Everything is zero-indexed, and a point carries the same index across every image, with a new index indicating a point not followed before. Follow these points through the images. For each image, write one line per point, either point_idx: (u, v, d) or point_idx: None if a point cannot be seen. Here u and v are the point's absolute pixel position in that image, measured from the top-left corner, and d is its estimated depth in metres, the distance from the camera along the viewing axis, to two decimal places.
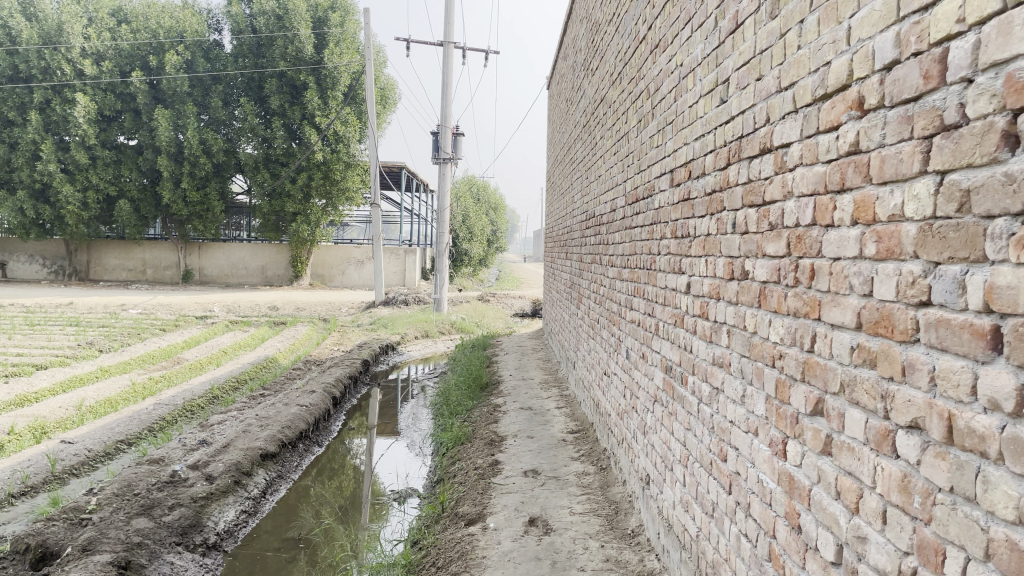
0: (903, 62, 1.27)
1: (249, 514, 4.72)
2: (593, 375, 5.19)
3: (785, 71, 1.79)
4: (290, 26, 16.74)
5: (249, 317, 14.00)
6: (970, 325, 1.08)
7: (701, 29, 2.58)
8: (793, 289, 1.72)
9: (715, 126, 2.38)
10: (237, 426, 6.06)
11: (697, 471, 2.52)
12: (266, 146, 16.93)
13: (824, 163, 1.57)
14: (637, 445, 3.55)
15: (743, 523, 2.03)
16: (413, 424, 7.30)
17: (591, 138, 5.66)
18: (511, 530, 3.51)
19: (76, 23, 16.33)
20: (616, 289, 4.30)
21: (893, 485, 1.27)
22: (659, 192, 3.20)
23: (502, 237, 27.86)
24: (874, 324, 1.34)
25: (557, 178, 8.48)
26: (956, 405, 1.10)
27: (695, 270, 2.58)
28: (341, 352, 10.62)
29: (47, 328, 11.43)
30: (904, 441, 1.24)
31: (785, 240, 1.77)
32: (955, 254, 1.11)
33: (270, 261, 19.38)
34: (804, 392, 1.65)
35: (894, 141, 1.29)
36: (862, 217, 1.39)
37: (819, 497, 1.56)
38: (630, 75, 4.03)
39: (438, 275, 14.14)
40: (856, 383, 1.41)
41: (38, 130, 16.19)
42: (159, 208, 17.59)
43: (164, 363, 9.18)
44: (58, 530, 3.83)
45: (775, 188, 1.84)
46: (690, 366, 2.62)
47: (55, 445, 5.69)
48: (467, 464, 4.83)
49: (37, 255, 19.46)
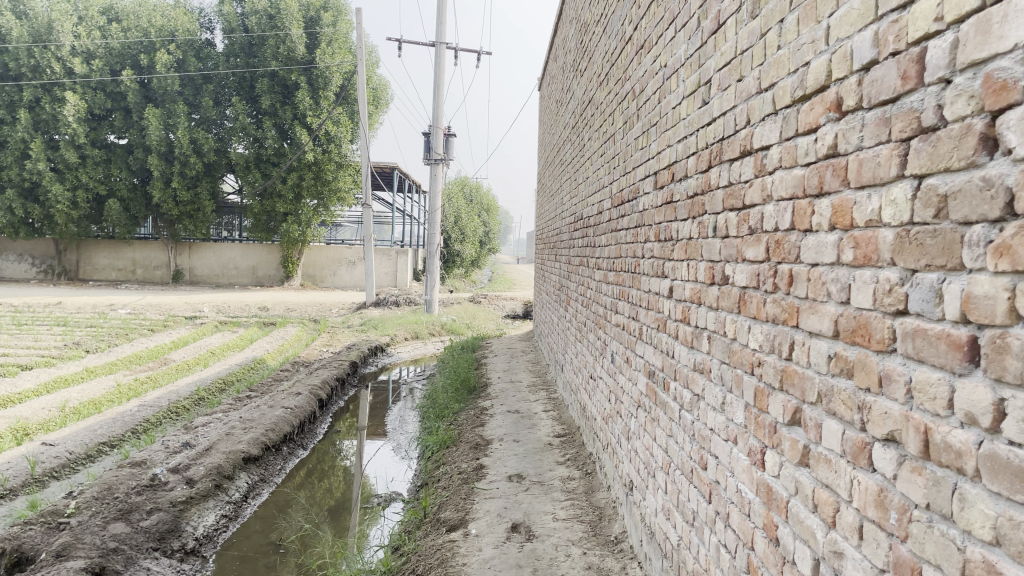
0: (882, 61, 1.23)
1: (230, 519, 4.67)
2: (580, 379, 5.13)
3: (766, 72, 1.75)
4: (282, 26, 16.64)
5: (238, 317, 13.94)
6: (947, 335, 1.03)
7: (684, 29, 2.54)
8: (771, 296, 1.68)
9: (697, 128, 2.34)
10: (220, 429, 5.98)
11: (678, 479, 2.48)
12: (258, 146, 16.84)
13: (802, 166, 1.53)
14: (622, 450, 3.50)
15: (722, 533, 1.98)
16: (400, 427, 7.24)
17: (580, 140, 5.60)
18: (493, 536, 3.46)
19: (66, 21, 16.20)
20: (602, 292, 4.26)
21: (869, 500, 1.23)
22: (644, 195, 3.15)
23: (495, 238, 27.84)
24: (851, 332, 1.30)
25: (547, 180, 8.45)
26: (933, 419, 1.06)
27: (677, 274, 2.54)
28: (330, 353, 10.57)
29: (35, 328, 11.35)
30: (880, 454, 1.20)
31: (764, 244, 1.73)
32: (931, 261, 1.07)
33: (261, 261, 19.32)
34: (782, 401, 1.61)
35: (872, 143, 1.25)
36: (840, 223, 1.35)
37: (797, 510, 1.51)
38: (617, 76, 3.98)
39: (429, 276, 14.09)
40: (833, 393, 1.36)
41: (28, 129, 16.08)
42: (149, 207, 17.50)
43: (151, 364, 9.12)
44: (35, 534, 3.76)
45: (754, 191, 1.80)
46: (673, 372, 2.58)
47: (36, 447, 5.62)
48: (451, 468, 4.77)
49: (27, 254, 19.35)
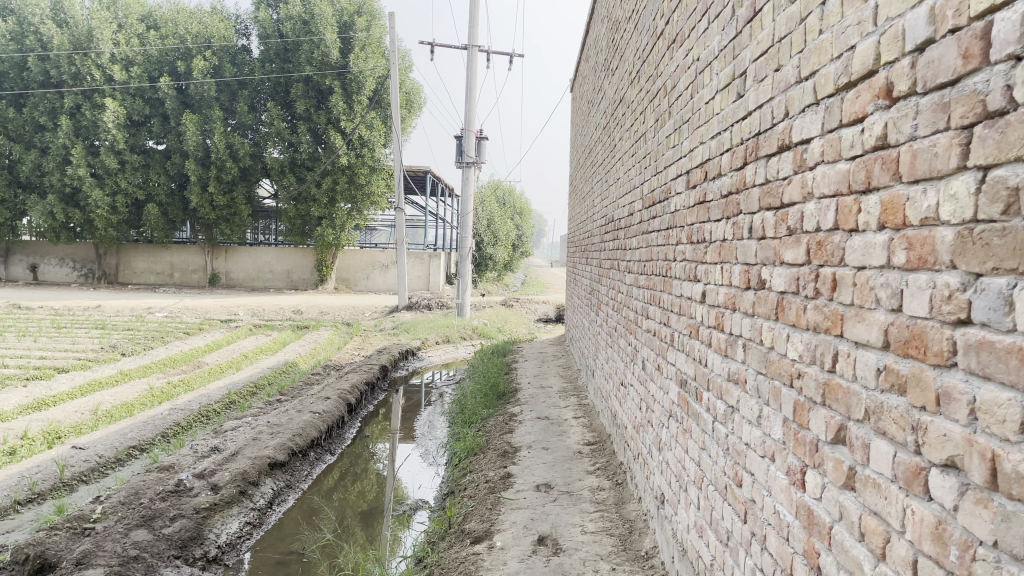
0: (939, 40, 1.09)
1: (254, 526, 4.60)
2: (611, 385, 4.99)
3: (806, 59, 1.62)
4: (316, 31, 16.75)
5: (272, 320, 13.99)
6: (1018, 349, 0.90)
7: (718, 20, 2.41)
8: (813, 301, 1.54)
9: (731, 123, 2.21)
10: (248, 433, 5.95)
11: (711, 495, 2.34)
12: (292, 151, 16.94)
13: (846, 160, 1.40)
14: (653, 461, 3.36)
15: (758, 556, 1.85)
16: (429, 432, 7.16)
17: (611, 140, 5.47)
18: (519, 549, 3.35)
19: (106, 29, 16.50)
20: (633, 296, 4.14)
21: (924, 532, 1.09)
22: (676, 196, 3.02)
23: (528, 242, 27.77)
24: (904, 344, 1.17)
25: (579, 182, 8.32)
26: (1001, 445, 0.92)
27: (710, 277, 2.41)
28: (362, 357, 10.52)
29: (73, 331, 11.46)
30: (938, 481, 1.07)
31: (805, 246, 1.59)
32: (1000, 264, 0.94)
33: (296, 265, 19.41)
34: (824, 418, 1.47)
35: (927, 133, 1.12)
36: (890, 221, 1.22)
37: (840, 538, 1.38)
38: (648, 73, 3.85)
39: (460, 280, 13.96)
40: (883, 411, 1.23)
41: (69, 135, 16.37)
42: (187, 212, 17.68)
43: (185, 367, 9.14)
44: (59, 540, 3.70)
45: (794, 188, 1.67)
46: (705, 381, 2.44)
47: (66, 451, 5.60)
48: (478, 476, 4.68)
49: (68, 258, 19.68)
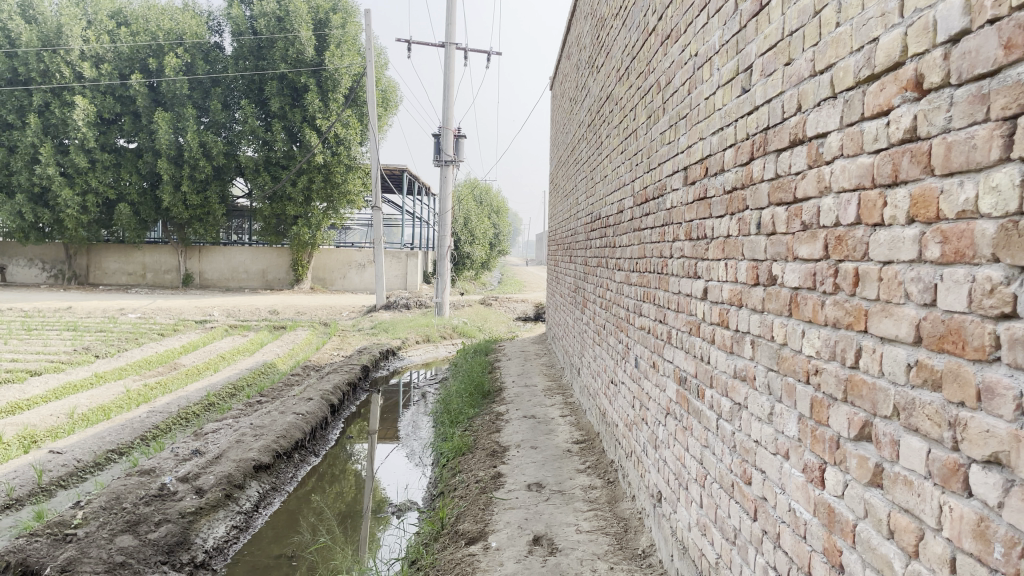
0: (977, 30, 1.08)
1: (241, 529, 4.53)
2: (599, 383, 4.98)
3: (820, 52, 1.60)
4: (290, 28, 16.55)
5: (248, 320, 13.83)
6: None
7: (718, 15, 2.40)
8: (831, 296, 1.53)
9: (735, 119, 2.20)
10: (230, 435, 5.86)
11: (715, 493, 2.32)
12: (267, 149, 16.75)
13: (869, 153, 1.38)
14: (648, 459, 3.34)
15: (770, 554, 1.84)
16: (413, 432, 7.11)
17: (597, 137, 5.44)
18: (514, 550, 3.32)
19: (75, 25, 16.20)
20: (623, 294, 4.13)
21: (964, 530, 1.08)
22: (672, 192, 3.00)
23: (505, 240, 27.76)
24: (938, 339, 1.15)
25: (561, 179, 8.27)
26: None
27: (712, 274, 2.39)
28: (341, 358, 10.42)
29: (45, 333, 11.25)
30: (980, 478, 1.05)
31: (821, 241, 1.57)
32: None
33: (271, 265, 19.23)
34: (847, 414, 1.45)
35: (964, 124, 1.10)
36: (921, 215, 1.20)
37: (866, 535, 1.36)
38: (639, 70, 3.83)
39: (439, 279, 13.86)
40: (915, 407, 1.21)
41: (37, 134, 16.02)
42: (159, 211, 17.41)
43: (161, 368, 9.00)
44: (40, 546, 3.60)
45: (809, 183, 1.65)
46: (708, 378, 2.43)
47: (43, 455, 5.47)
48: (467, 476, 4.65)
49: (37, 259, 19.34)
